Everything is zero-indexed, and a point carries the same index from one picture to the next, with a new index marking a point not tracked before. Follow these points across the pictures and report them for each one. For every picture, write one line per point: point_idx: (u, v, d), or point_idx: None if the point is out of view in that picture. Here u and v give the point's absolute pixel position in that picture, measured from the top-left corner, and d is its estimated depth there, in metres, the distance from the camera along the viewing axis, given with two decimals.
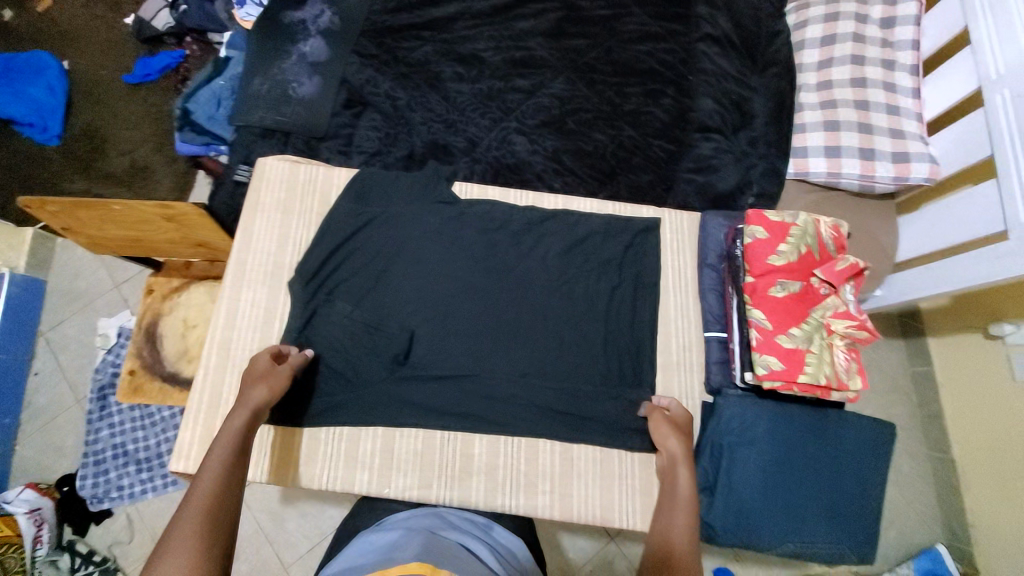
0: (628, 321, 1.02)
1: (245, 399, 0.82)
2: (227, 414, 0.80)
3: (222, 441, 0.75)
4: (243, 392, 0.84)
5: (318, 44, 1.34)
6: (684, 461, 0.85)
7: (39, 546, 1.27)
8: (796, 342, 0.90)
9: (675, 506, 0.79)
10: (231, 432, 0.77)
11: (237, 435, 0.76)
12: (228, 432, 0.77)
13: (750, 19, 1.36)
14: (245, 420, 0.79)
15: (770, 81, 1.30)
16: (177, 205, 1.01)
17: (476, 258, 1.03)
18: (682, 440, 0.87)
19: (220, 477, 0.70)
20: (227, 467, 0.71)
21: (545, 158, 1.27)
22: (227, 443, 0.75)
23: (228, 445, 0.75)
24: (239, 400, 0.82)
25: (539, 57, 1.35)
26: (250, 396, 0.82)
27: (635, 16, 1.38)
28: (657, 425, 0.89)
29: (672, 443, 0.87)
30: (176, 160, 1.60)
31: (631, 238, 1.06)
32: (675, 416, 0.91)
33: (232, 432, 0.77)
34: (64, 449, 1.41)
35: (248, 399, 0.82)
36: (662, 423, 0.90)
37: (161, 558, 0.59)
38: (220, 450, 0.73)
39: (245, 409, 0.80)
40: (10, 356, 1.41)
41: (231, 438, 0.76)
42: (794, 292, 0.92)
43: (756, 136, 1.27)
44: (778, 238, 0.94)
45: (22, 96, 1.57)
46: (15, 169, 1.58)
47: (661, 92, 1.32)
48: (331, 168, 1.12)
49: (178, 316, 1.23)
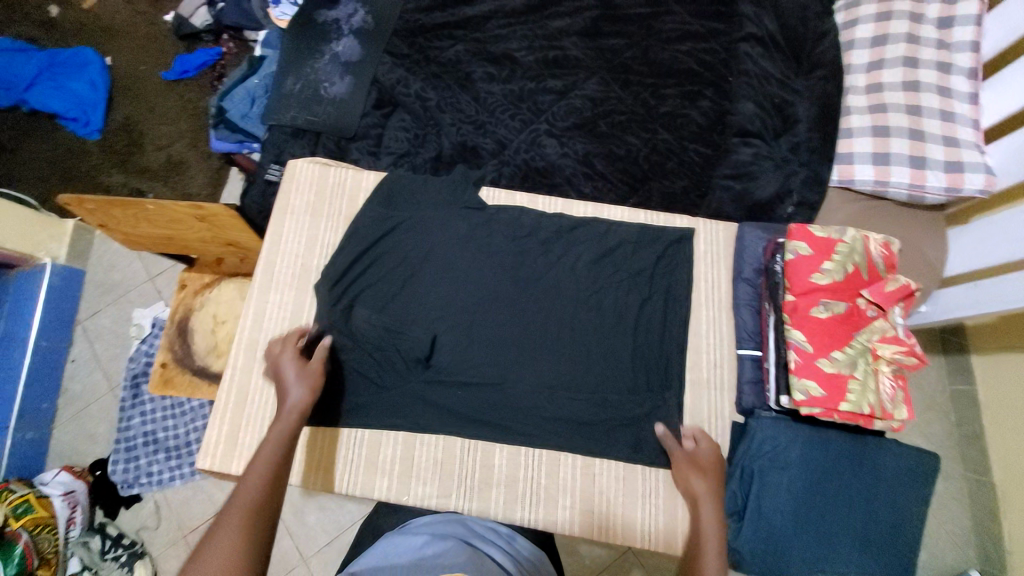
0: (658, 336, 0.98)
1: (286, 403, 0.84)
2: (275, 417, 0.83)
3: (268, 441, 0.79)
4: (283, 394, 0.86)
5: (351, 44, 1.33)
6: (710, 503, 0.82)
7: (72, 527, 1.31)
8: (839, 366, 0.85)
9: (704, 554, 0.77)
10: (275, 434, 0.80)
11: (281, 437, 0.80)
12: (273, 434, 0.80)
13: (796, 18, 1.30)
14: (290, 422, 0.82)
15: (816, 83, 1.24)
16: (209, 205, 1.02)
17: (505, 266, 1.01)
18: (708, 480, 0.84)
19: (266, 474, 0.74)
20: (270, 466, 0.75)
21: (576, 162, 1.24)
22: (273, 444, 0.78)
23: (274, 445, 0.78)
24: (282, 405, 0.84)
25: (574, 57, 1.31)
26: (286, 402, 0.84)
27: (674, 14, 1.33)
28: (678, 468, 0.87)
29: (694, 485, 0.84)
30: (210, 156, 1.63)
31: (662, 250, 1.03)
32: (700, 453, 0.87)
33: (279, 434, 0.80)
34: (97, 435, 1.46)
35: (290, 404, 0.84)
36: (686, 465, 0.86)
37: (209, 541, 0.64)
38: (267, 450, 0.77)
39: (288, 413, 0.83)
40: (50, 343, 1.47)
41: (279, 439, 0.79)
42: (838, 313, 0.87)
43: (799, 142, 1.21)
44: (823, 255, 0.89)
45: (65, 91, 1.62)
46: (56, 162, 1.63)
47: (699, 94, 1.27)
48: (360, 170, 1.12)
49: (209, 312, 1.24)
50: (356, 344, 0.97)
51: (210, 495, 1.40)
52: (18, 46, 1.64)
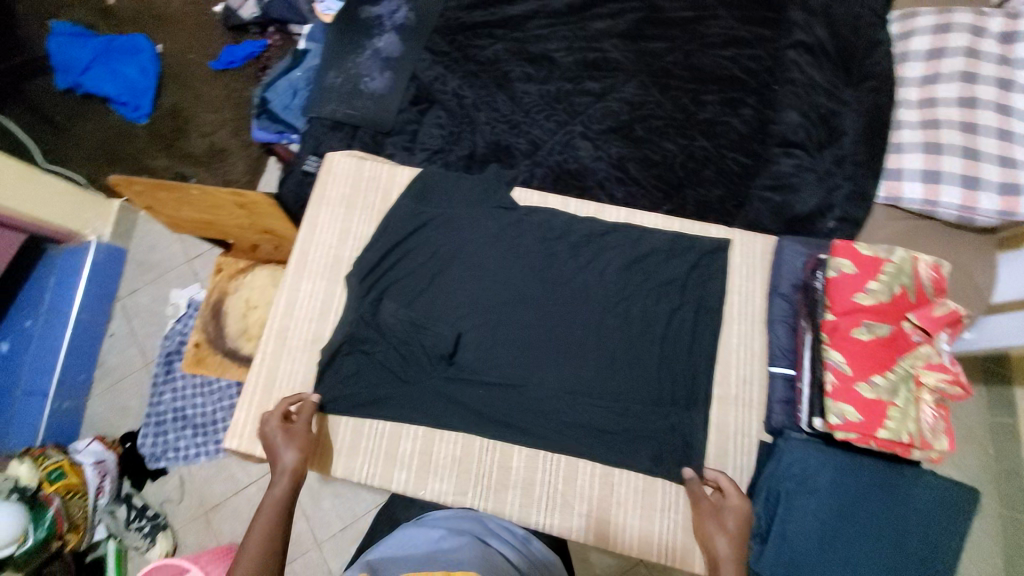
0: (686, 347, 0.96)
1: (278, 467, 0.85)
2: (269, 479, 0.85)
3: (265, 507, 0.82)
4: (275, 454, 0.87)
5: (392, 40, 1.35)
6: (731, 563, 0.77)
7: (101, 496, 1.35)
8: (878, 392, 0.81)
9: None
10: (270, 501, 0.83)
11: (277, 504, 0.82)
12: (269, 499, 0.83)
13: (849, 26, 1.25)
14: (283, 487, 0.84)
15: (866, 95, 1.19)
16: (248, 193, 1.06)
17: (534, 267, 1.01)
18: (732, 539, 0.79)
19: (261, 545, 0.77)
20: (266, 535, 0.79)
21: (609, 166, 1.22)
22: (270, 512, 0.81)
23: (272, 513, 0.81)
24: (276, 466, 0.86)
25: (613, 59, 1.30)
26: (279, 463, 0.86)
27: (719, 19, 1.30)
28: (701, 519, 0.83)
29: (717, 543, 0.79)
30: (250, 145, 1.68)
31: (694, 261, 1.00)
32: (730, 508, 0.82)
33: (274, 500, 0.83)
34: (130, 408, 1.52)
35: (284, 466, 0.86)
36: (710, 519, 0.82)
37: None
38: (263, 519, 0.80)
39: (282, 476, 0.85)
40: (90, 318, 1.54)
41: (275, 505, 0.82)
42: (881, 336, 0.84)
43: (844, 155, 1.16)
44: (869, 275, 0.85)
45: (119, 76, 1.69)
46: (106, 144, 1.70)
47: (741, 101, 1.24)
48: (395, 165, 1.13)
49: (242, 296, 1.27)
50: (382, 336, 0.98)
51: (232, 473, 1.45)
52: (77, 32, 1.72)
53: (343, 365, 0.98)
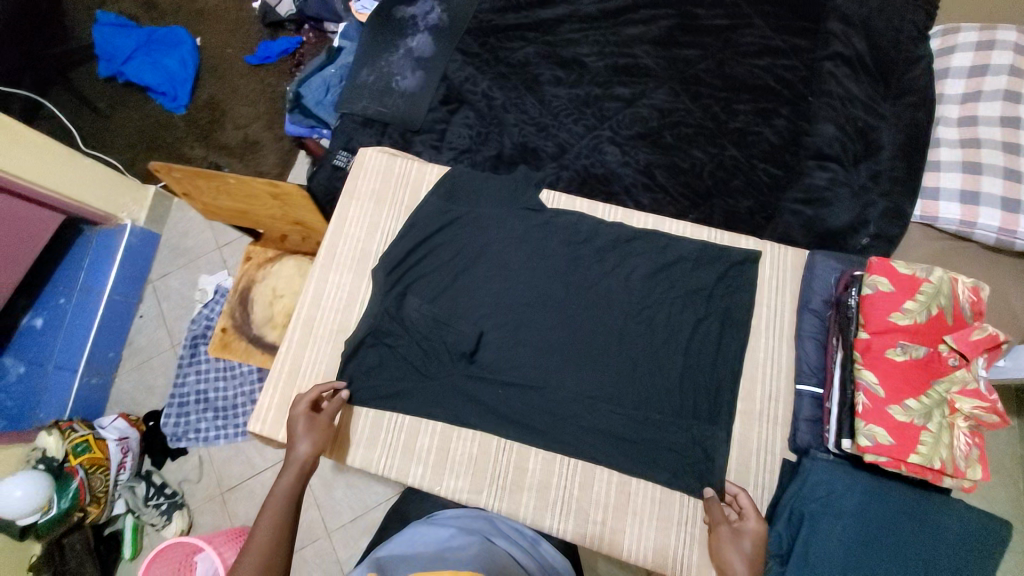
0: (709, 358, 0.95)
1: (291, 457, 0.86)
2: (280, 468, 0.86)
3: (274, 496, 0.83)
4: (289, 444, 0.88)
5: (425, 40, 1.37)
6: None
7: (122, 472, 1.39)
8: (911, 416, 0.78)
9: None
10: (280, 490, 0.83)
11: (285, 493, 0.83)
12: (278, 489, 0.84)
13: (889, 40, 1.22)
14: (294, 478, 0.84)
15: (905, 110, 1.16)
16: (283, 184, 1.06)
17: (558, 270, 1.01)
18: (749, 564, 0.79)
19: (271, 534, 0.79)
20: (275, 524, 0.80)
21: (636, 172, 1.22)
22: (279, 502, 0.82)
23: (280, 502, 0.82)
24: (288, 456, 0.87)
25: (644, 66, 1.29)
26: (291, 454, 0.86)
27: (755, 28, 1.29)
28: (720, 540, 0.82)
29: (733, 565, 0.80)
30: (282, 139, 1.72)
31: (722, 272, 0.99)
32: (746, 532, 0.82)
33: (283, 489, 0.83)
34: (155, 388, 1.57)
35: (296, 457, 0.86)
36: (728, 542, 0.81)
37: None
38: (271, 509, 0.81)
39: (293, 467, 0.85)
40: (122, 298, 1.59)
41: (285, 493, 0.83)
42: (916, 358, 0.81)
43: (880, 171, 1.14)
44: (906, 294, 0.83)
45: (159, 67, 1.75)
46: (144, 132, 1.76)
47: (774, 112, 1.22)
48: (425, 163, 1.15)
49: (269, 285, 1.30)
50: (406, 332, 0.99)
51: (249, 457, 1.48)
52: (122, 23, 1.78)
53: (366, 358, 0.99)
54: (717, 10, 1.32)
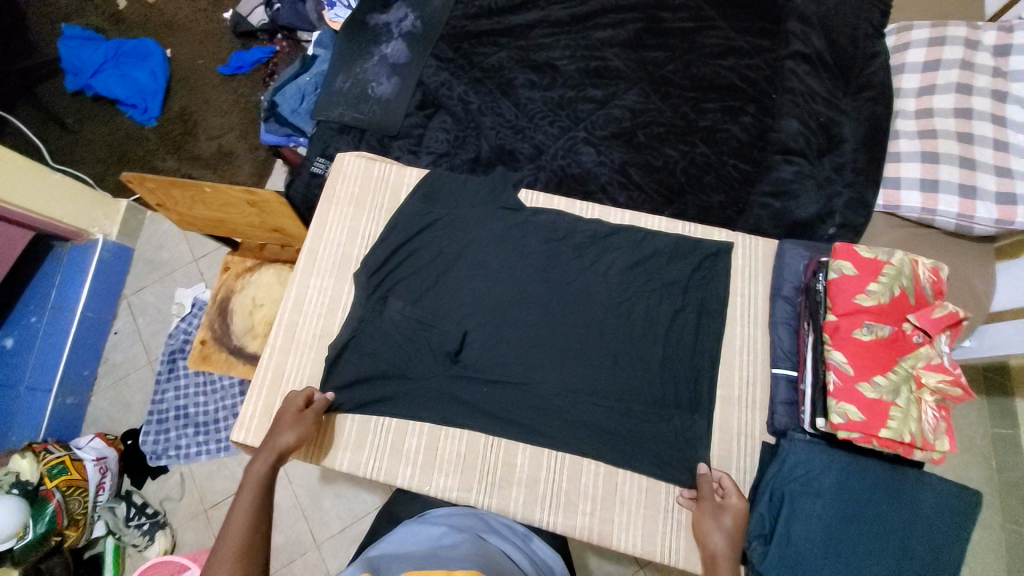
0: (688, 348, 0.97)
1: (272, 443, 0.85)
2: (254, 455, 0.85)
3: (249, 483, 0.81)
4: (269, 435, 0.87)
5: (400, 46, 1.38)
6: (726, 559, 0.81)
7: (101, 493, 1.36)
8: (880, 392, 0.82)
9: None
10: (255, 479, 0.81)
11: (260, 482, 0.81)
12: (252, 479, 0.81)
13: (846, 38, 1.28)
14: (269, 465, 0.83)
15: (864, 105, 1.22)
16: (260, 192, 1.06)
17: (538, 268, 1.02)
18: (729, 540, 0.82)
19: (248, 517, 0.77)
20: (253, 507, 0.78)
21: (612, 171, 1.24)
22: (254, 486, 0.80)
23: (257, 490, 0.80)
24: (265, 444, 0.86)
25: (615, 68, 1.32)
26: (272, 439, 0.86)
27: (719, 30, 1.33)
28: (700, 518, 0.85)
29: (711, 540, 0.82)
30: (258, 148, 1.71)
31: (697, 265, 1.02)
32: (727, 508, 0.84)
33: (257, 476, 0.82)
34: (132, 406, 1.53)
35: (274, 444, 0.86)
36: (709, 518, 0.84)
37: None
38: (247, 497, 0.79)
39: (270, 453, 0.84)
40: (95, 315, 1.55)
41: (260, 478, 0.81)
42: (882, 337, 0.85)
43: (844, 163, 1.18)
44: (869, 277, 0.87)
45: (129, 80, 1.72)
46: (115, 145, 1.73)
47: (741, 109, 1.27)
48: (404, 166, 1.15)
49: (248, 295, 1.29)
50: (389, 336, 0.99)
51: (233, 472, 1.45)
52: (88, 35, 1.75)
53: (349, 362, 0.98)
54: (683, 13, 1.36)
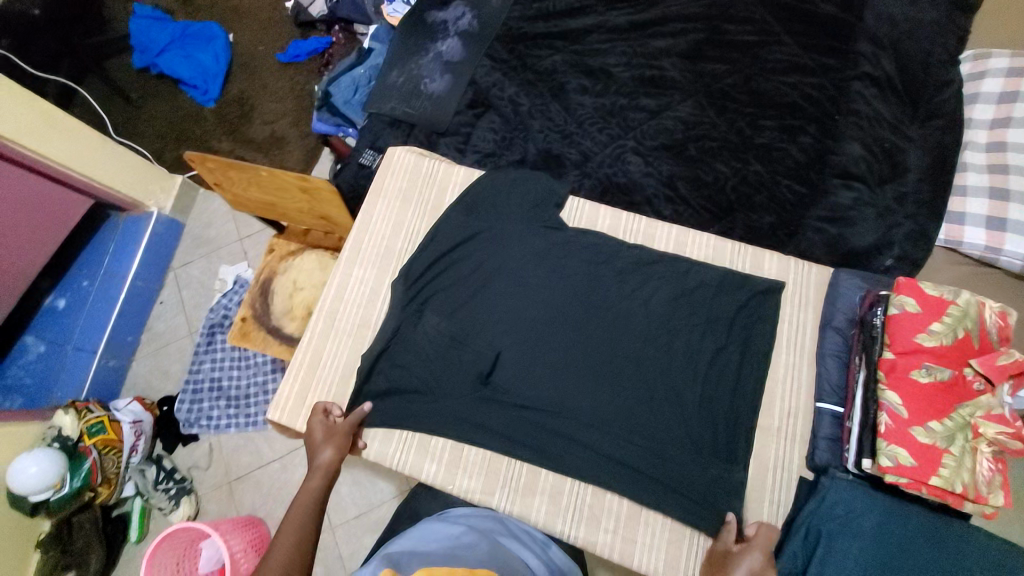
0: (731, 379, 0.92)
1: (314, 463, 0.88)
2: (306, 475, 0.89)
3: (301, 497, 0.85)
4: (314, 452, 0.91)
5: (455, 44, 1.40)
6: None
7: (133, 455, 1.42)
8: (933, 438, 0.77)
9: None
10: (306, 493, 0.86)
11: (310, 499, 0.85)
12: (305, 493, 0.86)
13: (919, 64, 1.23)
14: (319, 482, 0.87)
15: (932, 134, 1.17)
16: (314, 179, 1.08)
17: (578, 292, 0.98)
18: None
19: (298, 528, 0.81)
20: (306, 518, 0.82)
21: (659, 183, 1.22)
22: (306, 501, 0.85)
23: (308, 505, 0.85)
24: (312, 464, 0.89)
25: (670, 78, 1.30)
26: (314, 461, 0.89)
27: (784, 45, 1.30)
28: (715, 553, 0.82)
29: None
30: (308, 136, 1.76)
31: (747, 298, 0.97)
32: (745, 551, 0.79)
33: (310, 493, 0.86)
34: (170, 374, 1.60)
35: (320, 462, 0.89)
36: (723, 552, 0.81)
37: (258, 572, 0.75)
38: (297, 511, 0.83)
39: (318, 472, 0.88)
40: (143, 285, 1.62)
41: (309, 494, 0.85)
42: (941, 381, 0.80)
43: (906, 193, 1.14)
44: (932, 315, 0.82)
45: (193, 61, 1.80)
46: (174, 123, 1.80)
47: (800, 129, 1.23)
48: (453, 165, 1.16)
49: (290, 278, 1.33)
50: (423, 337, 0.99)
51: (258, 448, 1.50)
52: (157, 16, 1.83)
53: (396, 355, 0.99)
54: (747, 26, 1.33)
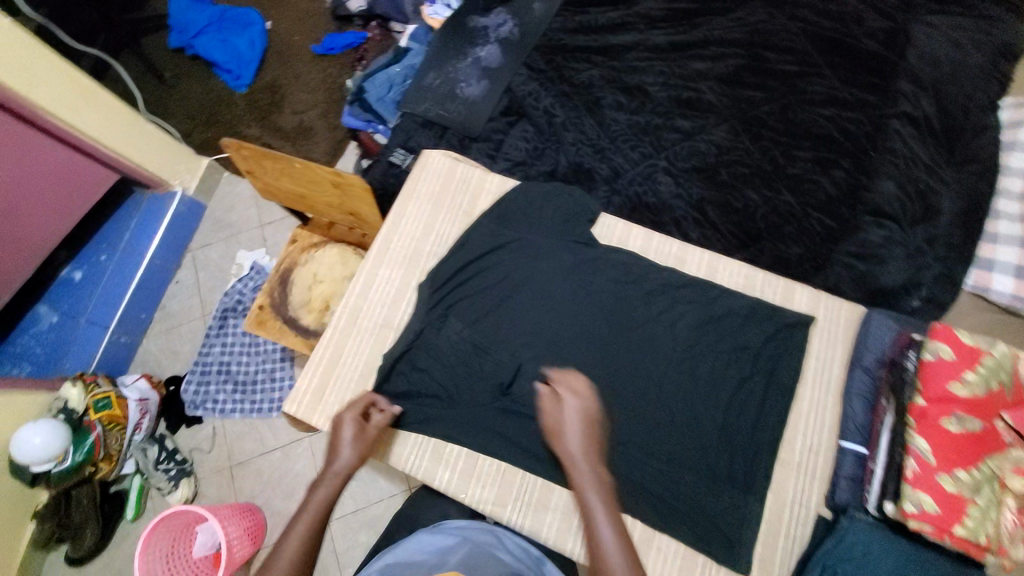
0: (753, 410, 0.92)
1: (334, 464, 0.83)
2: (319, 474, 0.83)
3: (313, 498, 0.80)
4: (334, 449, 0.85)
5: (494, 51, 1.40)
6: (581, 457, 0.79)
7: (137, 432, 1.42)
8: (960, 487, 0.76)
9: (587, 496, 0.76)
10: (319, 497, 0.80)
11: (321, 504, 0.80)
12: (318, 495, 0.81)
13: (959, 107, 1.22)
14: (333, 486, 0.82)
15: (967, 179, 1.15)
16: (348, 176, 1.09)
17: (604, 307, 0.97)
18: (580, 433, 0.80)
19: (305, 532, 0.76)
20: (314, 523, 0.78)
21: (688, 206, 1.22)
22: (317, 505, 0.79)
23: (317, 509, 0.79)
24: (329, 464, 0.84)
25: (707, 102, 1.30)
26: (331, 465, 0.83)
27: (823, 78, 1.30)
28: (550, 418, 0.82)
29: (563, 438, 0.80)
30: (337, 129, 1.76)
31: (774, 329, 0.96)
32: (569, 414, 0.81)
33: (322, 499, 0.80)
34: (180, 354, 1.60)
35: (339, 463, 0.84)
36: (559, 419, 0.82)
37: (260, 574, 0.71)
38: (307, 516, 0.78)
39: (335, 474, 0.83)
40: (161, 263, 1.63)
41: (323, 498, 0.80)
42: (971, 431, 0.79)
43: (937, 235, 1.12)
44: (967, 364, 0.81)
45: (229, 45, 1.81)
46: (205, 105, 1.81)
47: (834, 162, 1.22)
48: (487, 172, 1.16)
49: (310, 270, 1.32)
50: (444, 343, 0.98)
51: (262, 436, 1.49)
52: None
53: (415, 359, 0.98)
54: (787, 55, 1.33)
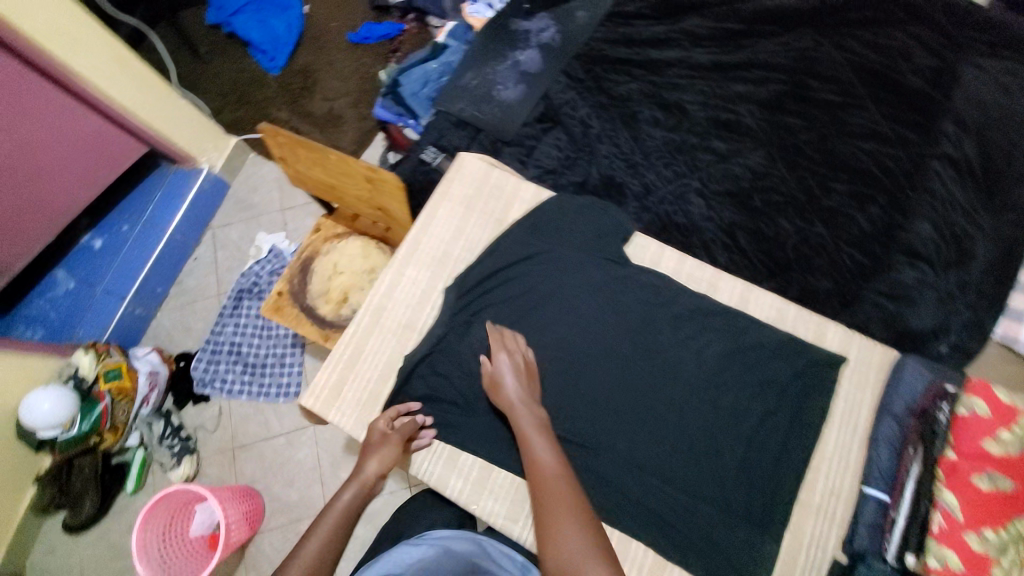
0: (775, 445, 0.90)
1: (360, 472, 0.87)
2: (345, 481, 0.87)
3: (337, 503, 0.85)
4: (362, 458, 0.89)
5: (534, 56, 1.39)
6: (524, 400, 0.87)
7: (144, 406, 1.41)
8: (987, 547, 0.76)
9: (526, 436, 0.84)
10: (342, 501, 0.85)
11: (343, 511, 0.84)
12: (342, 499, 0.85)
13: (1002, 153, 1.20)
14: (353, 493, 0.85)
15: (1005, 228, 1.14)
16: (385, 173, 1.09)
17: (631, 326, 0.97)
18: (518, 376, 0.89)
19: (323, 535, 0.80)
20: (335, 526, 0.82)
21: (719, 229, 1.20)
22: (340, 511, 0.84)
23: (339, 515, 0.84)
24: (355, 473, 0.88)
25: (745, 125, 1.28)
26: (357, 472, 0.87)
27: (866, 111, 1.27)
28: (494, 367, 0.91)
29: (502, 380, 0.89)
30: (366, 119, 1.75)
31: (803, 366, 0.94)
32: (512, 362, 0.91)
33: (344, 503, 0.85)
34: (192, 331, 1.60)
35: (364, 472, 0.87)
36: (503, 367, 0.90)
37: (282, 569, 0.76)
38: (327, 522, 0.82)
39: (358, 481, 0.86)
40: (181, 239, 1.63)
41: (347, 503, 0.85)
42: (1004, 490, 0.78)
43: (969, 281, 1.11)
44: (1003, 423, 0.82)
45: (266, 27, 1.81)
46: (237, 85, 1.81)
47: (871, 198, 1.20)
48: (520, 180, 1.15)
49: (332, 260, 1.32)
50: (466, 349, 0.98)
51: (268, 420, 1.49)
52: None
53: (437, 363, 0.98)
54: (831, 85, 1.31)
